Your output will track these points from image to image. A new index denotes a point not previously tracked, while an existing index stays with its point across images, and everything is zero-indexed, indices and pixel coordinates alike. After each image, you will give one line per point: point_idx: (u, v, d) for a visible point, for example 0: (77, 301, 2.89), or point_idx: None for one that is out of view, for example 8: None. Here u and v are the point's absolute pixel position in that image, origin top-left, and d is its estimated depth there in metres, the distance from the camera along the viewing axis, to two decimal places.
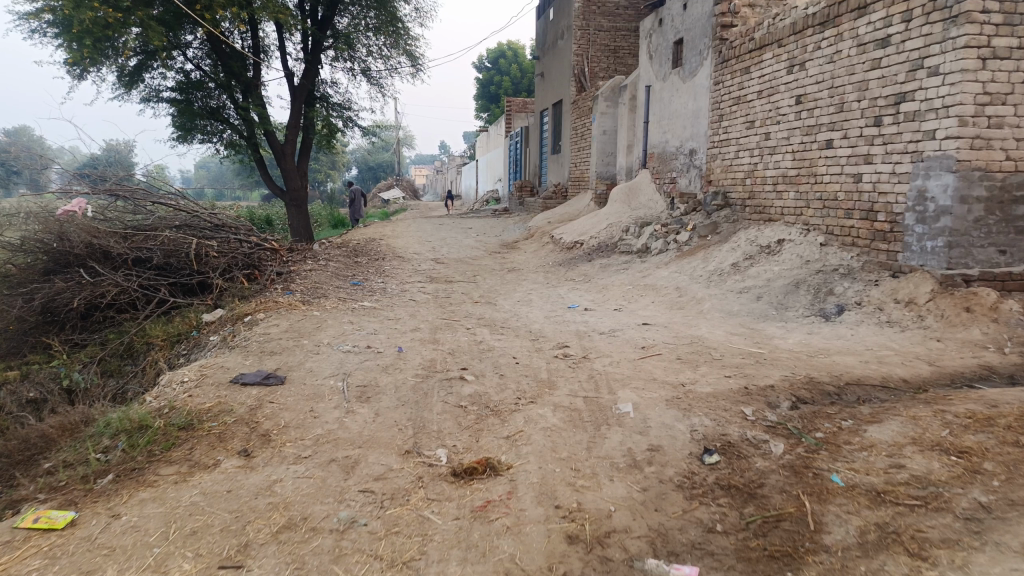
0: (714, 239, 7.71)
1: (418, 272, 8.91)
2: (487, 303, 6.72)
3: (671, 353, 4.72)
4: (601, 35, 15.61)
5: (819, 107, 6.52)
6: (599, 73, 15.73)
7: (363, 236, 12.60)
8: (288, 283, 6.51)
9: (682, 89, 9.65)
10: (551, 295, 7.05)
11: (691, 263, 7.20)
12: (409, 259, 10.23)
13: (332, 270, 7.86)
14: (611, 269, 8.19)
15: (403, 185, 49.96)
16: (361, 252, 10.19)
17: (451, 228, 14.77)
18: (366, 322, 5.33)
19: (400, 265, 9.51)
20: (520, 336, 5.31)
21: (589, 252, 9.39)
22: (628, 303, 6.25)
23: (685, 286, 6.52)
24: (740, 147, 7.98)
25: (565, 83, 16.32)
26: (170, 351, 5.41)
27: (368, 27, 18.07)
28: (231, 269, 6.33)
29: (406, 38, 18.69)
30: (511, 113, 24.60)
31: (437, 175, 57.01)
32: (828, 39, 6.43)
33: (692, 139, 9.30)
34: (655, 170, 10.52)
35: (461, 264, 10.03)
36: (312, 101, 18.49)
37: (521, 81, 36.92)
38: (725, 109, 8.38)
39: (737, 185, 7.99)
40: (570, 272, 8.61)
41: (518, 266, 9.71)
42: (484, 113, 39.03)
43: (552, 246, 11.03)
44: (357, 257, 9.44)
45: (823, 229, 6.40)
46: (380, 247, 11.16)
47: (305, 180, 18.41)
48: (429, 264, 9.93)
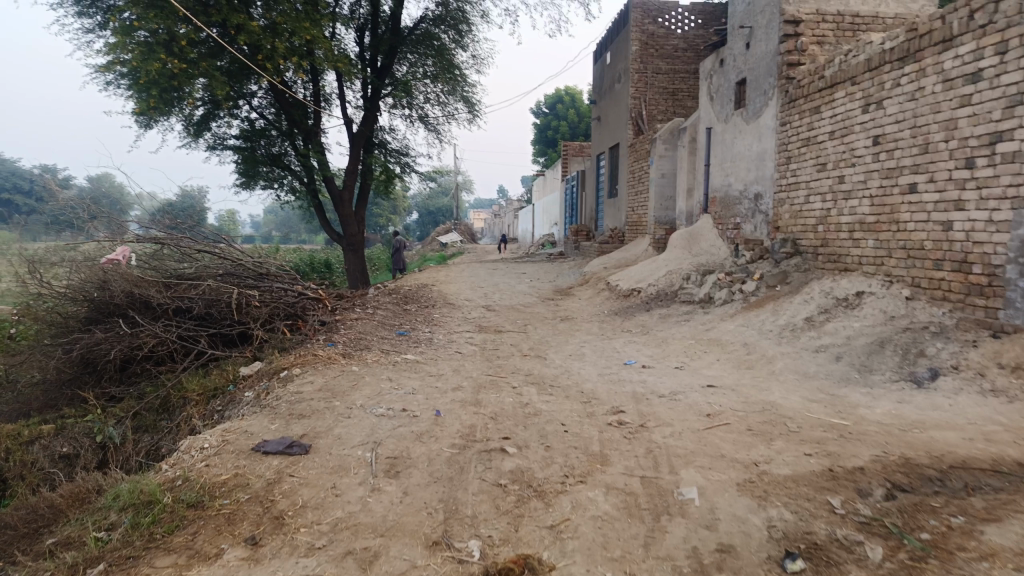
0: (784, 290, 7.15)
1: (468, 321, 8.60)
2: (537, 357, 6.32)
3: (739, 423, 4.21)
4: (660, 78, 15.33)
5: (900, 148, 5.99)
6: (657, 116, 15.40)
7: (415, 282, 12.45)
8: (330, 333, 6.28)
9: (746, 131, 9.19)
10: (606, 349, 6.61)
11: (759, 317, 6.66)
12: (460, 307, 9.96)
13: (380, 319, 7.62)
14: (670, 321, 7.70)
15: (461, 228, 50.43)
16: (411, 299, 9.97)
17: (505, 274, 14.50)
18: (406, 379, 5.00)
19: (450, 313, 9.24)
20: (570, 397, 4.88)
21: (647, 301, 8.92)
22: (690, 361, 5.76)
23: (753, 342, 5.99)
24: (811, 191, 7.45)
25: (622, 127, 16.05)
26: (205, 406, 5.19)
27: (426, 75, 18.29)
28: (272, 319, 6.13)
29: (463, 84, 18.84)
30: (568, 157, 24.48)
31: (495, 218, 57.39)
32: (908, 75, 5.93)
33: (756, 183, 8.80)
34: (718, 216, 10.03)
35: (513, 312, 9.70)
36: (371, 147, 18.73)
37: (578, 126, 36.98)
38: (793, 151, 7.89)
39: (808, 232, 7.44)
40: (627, 323, 8.16)
41: (572, 315, 9.31)
42: (542, 157, 39.20)
43: (608, 293, 10.59)
44: (407, 305, 9.22)
45: (908, 281, 5.80)
46: (431, 293, 10.95)
47: (362, 225, 18.53)
48: (480, 312, 9.63)
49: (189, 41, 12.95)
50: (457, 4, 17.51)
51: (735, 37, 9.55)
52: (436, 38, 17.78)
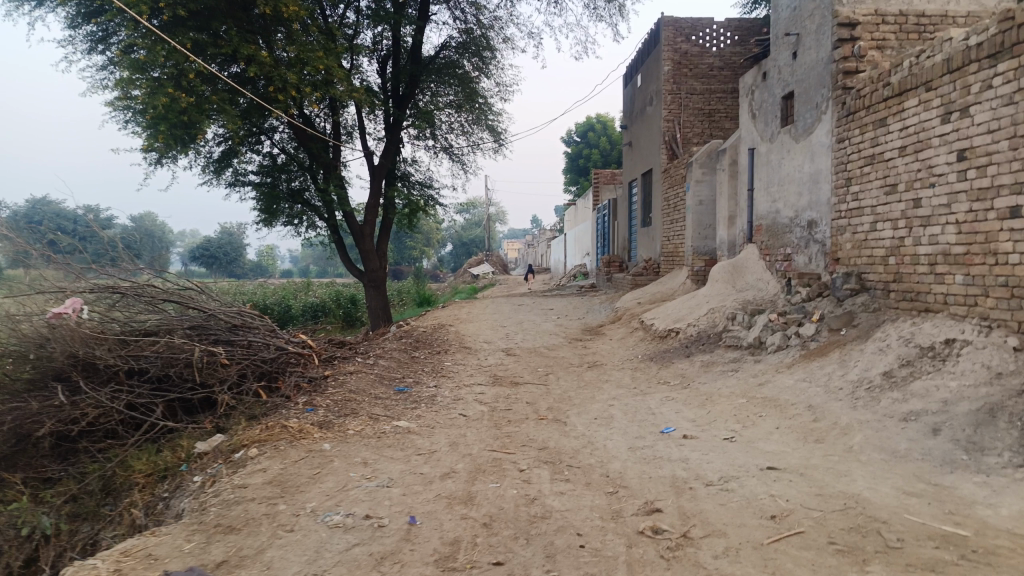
0: (851, 334, 6.03)
1: (481, 370, 7.61)
2: (554, 422, 5.28)
3: (816, 532, 3.12)
4: (694, 99, 14.34)
5: (995, 163, 4.90)
6: (692, 139, 14.38)
7: (432, 322, 11.59)
8: (312, 396, 5.40)
9: (794, 150, 8.15)
10: (638, 408, 5.57)
11: (823, 368, 5.55)
12: (477, 351, 9.01)
13: (380, 373, 6.70)
14: (714, 370, 6.62)
15: (493, 259, 49.71)
16: (424, 343, 9.06)
17: (531, 310, 13.54)
18: (386, 462, 4.01)
19: (465, 359, 8.28)
20: (590, 485, 3.84)
21: (686, 345, 7.85)
22: (741, 429, 4.69)
23: (819, 404, 4.88)
24: (878, 216, 6.36)
25: (655, 152, 15.07)
26: (151, 491, 4.30)
27: (449, 105, 17.62)
28: (243, 380, 5.29)
29: (488, 112, 18.11)
30: (600, 186, 23.60)
31: (529, 249, 56.60)
32: (1002, 75, 4.86)
33: (810, 208, 7.72)
34: (764, 246, 8.95)
35: (536, 357, 8.73)
36: (392, 179, 18.07)
37: (610, 153, 36.07)
38: (854, 172, 6.82)
39: (876, 264, 6.33)
40: (663, 372, 7.10)
41: (601, 360, 8.28)
42: (574, 186, 38.38)
43: (642, 333, 9.54)
44: (416, 351, 8.30)
45: (1012, 327, 4.65)
46: (446, 336, 10.05)
47: (384, 260, 17.76)
48: (499, 357, 8.67)
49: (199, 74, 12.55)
50: (480, 31, 16.89)
51: (780, 47, 8.56)
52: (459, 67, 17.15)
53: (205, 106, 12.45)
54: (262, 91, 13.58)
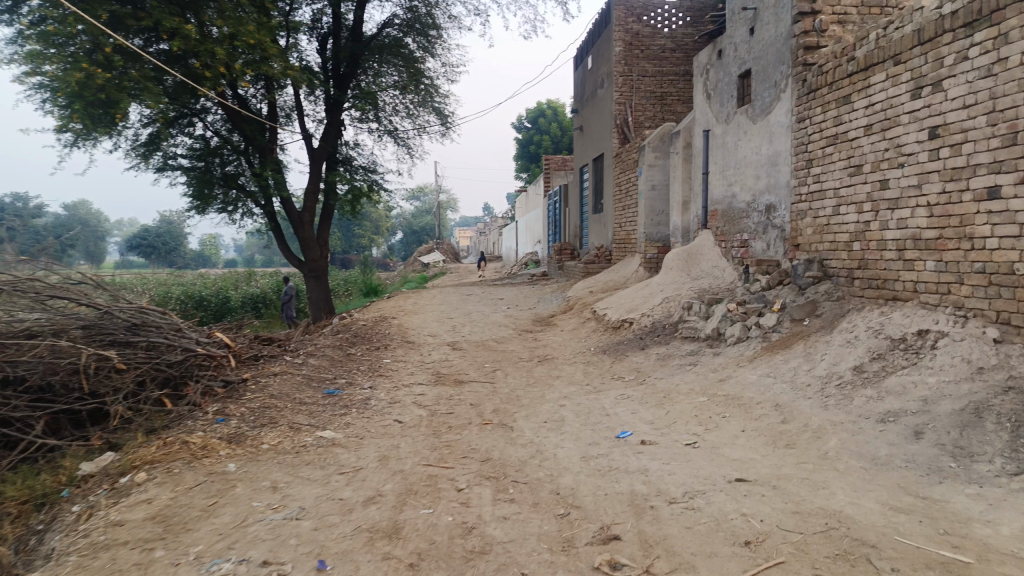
0: (815, 325, 5.66)
1: (423, 368, 7.02)
2: (500, 428, 4.75)
3: (800, 563, 2.67)
4: (645, 81, 13.95)
5: (971, 139, 4.54)
6: (644, 123, 14.01)
7: (373, 314, 10.95)
8: (224, 406, 4.77)
9: (751, 131, 7.77)
10: (590, 410, 5.09)
11: (789, 361, 5.15)
12: (420, 346, 8.43)
13: (309, 373, 6.08)
14: (672, 364, 6.18)
15: (443, 248, 48.92)
16: (363, 338, 8.41)
17: (479, 300, 12.99)
18: (299, 485, 3.42)
19: (405, 356, 7.67)
20: (538, 507, 3.32)
21: (641, 336, 7.42)
22: (705, 432, 4.24)
23: (787, 403, 4.47)
24: (842, 199, 6.00)
25: (606, 136, 14.64)
26: (26, 521, 3.57)
27: (394, 87, 16.88)
28: (142, 390, 4.63)
29: (434, 95, 17.42)
30: (550, 172, 23.20)
31: (480, 237, 55.98)
32: (979, 45, 4.49)
33: (768, 192, 7.35)
34: (720, 232, 8.60)
35: (483, 351, 8.19)
36: (334, 164, 17.24)
37: (561, 140, 35.67)
38: (816, 153, 6.45)
39: (840, 250, 5.97)
40: (618, 366, 6.64)
41: (552, 353, 7.79)
42: (524, 173, 37.89)
43: (594, 324, 9.09)
44: (353, 348, 7.68)
45: (990, 317, 4.31)
46: (388, 329, 9.44)
47: (326, 249, 16.94)
48: (444, 352, 8.08)
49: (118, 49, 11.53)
50: (425, 9, 16.18)
51: (736, 23, 8.16)
52: (403, 46, 16.42)
53: (124, 82, 11.44)
54: (189, 71, 12.55)
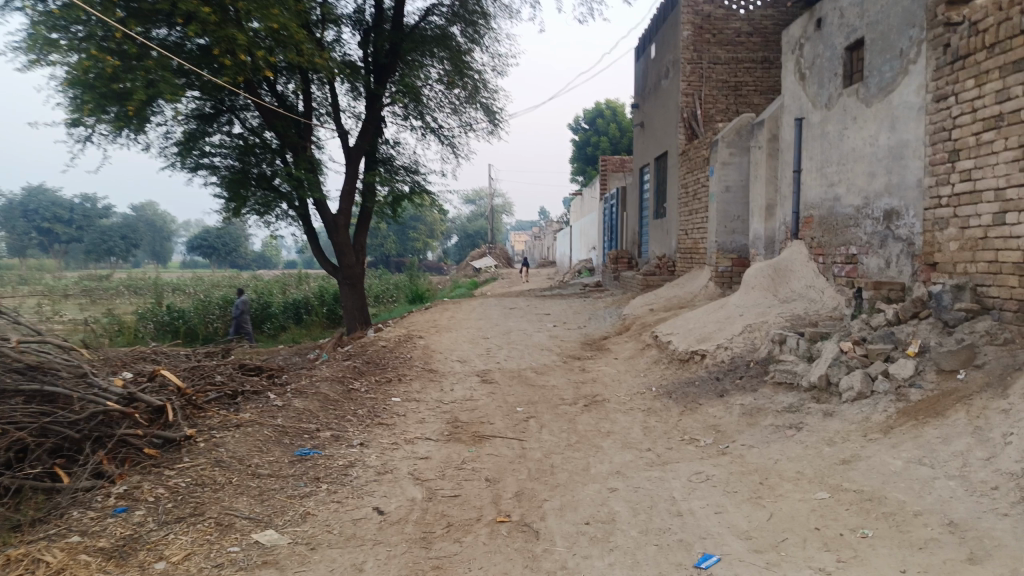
0: (980, 380, 3.96)
1: (438, 412, 5.58)
2: (518, 531, 3.26)
3: None
4: (718, 69, 12.25)
5: None
6: (715, 116, 12.31)
7: (401, 332, 9.64)
8: (138, 482, 3.49)
9: (863, 117, 6.09)
10: (653, 500, 3.55)
11: (950, 439, 3.50)
12: (444, 376, 7.06)
13: (288, 423, 4.73)
14: (764, 426, 4.58)
15: (495, 253, 47.80)
16: (378, 367, 7.04)
17: (524, 315, 11.53)
18: None
19: (422, 392, 6.28)
20: None
21: (718, 378, 5.83)
22: (838, 570, 2.66)
23: (967, 523, 2.84)
24: (1009, 204, 4.29)
25: (671, 132, 13.01)
26: None
27: (438, 81, 15.63)
28: (24, 458, 3.41)
29: (482, 89, 16.08)
30: (608, 174, 21.80)
31: (534, 243, 54.71)
32: None
33: (891, 194, 5.64)
34: (816, 244, 6.94)
35: (517, 386, 6.72)
36: (373, 163, 16.06)
37: (620, 140, 33.88)
38: (967, 139, 4.74)
39: (1009, 274, 4.25)
40: (687, 421, 5.07)
41: (601, 393, 6.28)
42: (580, 176, 36.39)
43: (655, 352, 7.52)
44: (359, 380, 6.33)
45: None
46: (411, 352, 8.10)
47: (362, 255, 15.69)
48: (470, 387, 6.65)
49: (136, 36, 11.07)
50: None
51: None
52: (449, 37, 15.15)
53: (139, 71, 10.86)
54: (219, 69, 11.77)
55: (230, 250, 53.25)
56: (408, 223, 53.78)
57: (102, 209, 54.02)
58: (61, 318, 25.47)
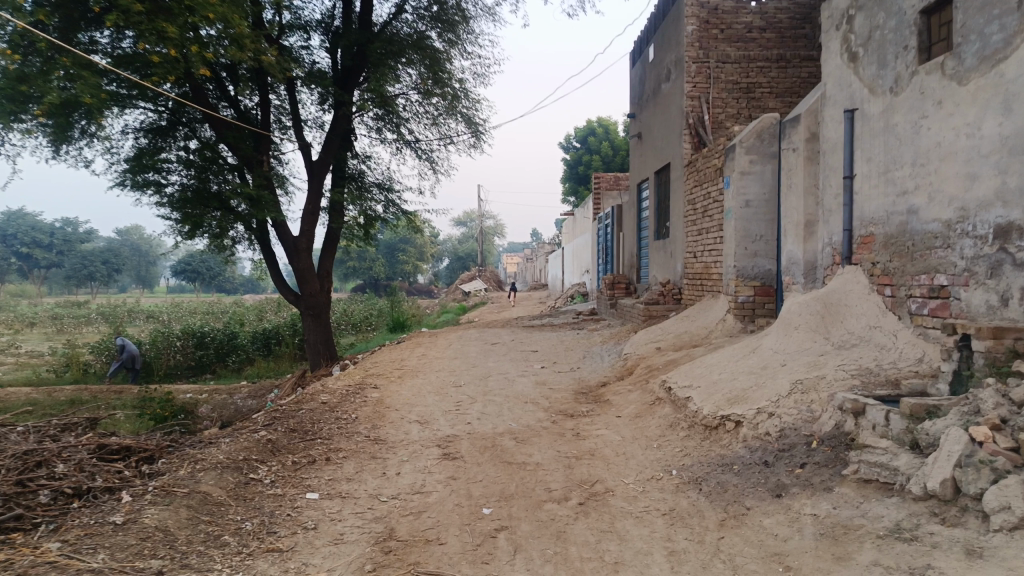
0: None
1: (367, 520, 3.86)
2: None
3: None
4: (727, 68, 10.70)
5: None
6: (726, 122, 10.71)
7: (357, 377, 7.95)
8: None
9: (957, 101, 4.50)
10: None
11: None
12: (393, 447, 5.38)
13: (115, 565, 3.02)
14: (863, 566, 2.89)
15: (486, 276, 46.23)
16: (303, 438, 5.28)
17: (508, 353, 9.84)
18: None
19: (357, 476, 4.60)
20: None
21: (767, 466, 4.14)
22: None
23: None
24: None
25: (674, 141, 11.40)
26: None
27: (413, 88, 14.07)
28: None
29: (462, 97, 14.47)
30: (601, 193, 20.30)
31: (526, 265, 53.20)
32: None
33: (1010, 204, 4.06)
34: (881, 271, 5.31)
35: (488, 464, 5.02)
36: (341, 180, 14.40)
37: (613, 159, 32.68)
38: None
39: None
40: (734, 543, 3.38)
41: (602, 478, 4.60)
42: (572, 196, 34.92)
43: (670, 411, 5.85)
44: (267, 460, 4.63)
45: None
46: (358, 408, 6.43)
47: (327, 281, 13.93)
48: (423, 466, 4.91)
49: (53, 30, 9.52)
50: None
51: None
52: (424, 39, 13.59)
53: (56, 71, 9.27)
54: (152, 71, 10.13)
55: (214, 275, 51.54)
56: (397, 245, 52.23)
57: (84, 232, 52.37)
58: (16, 350, 23.57)
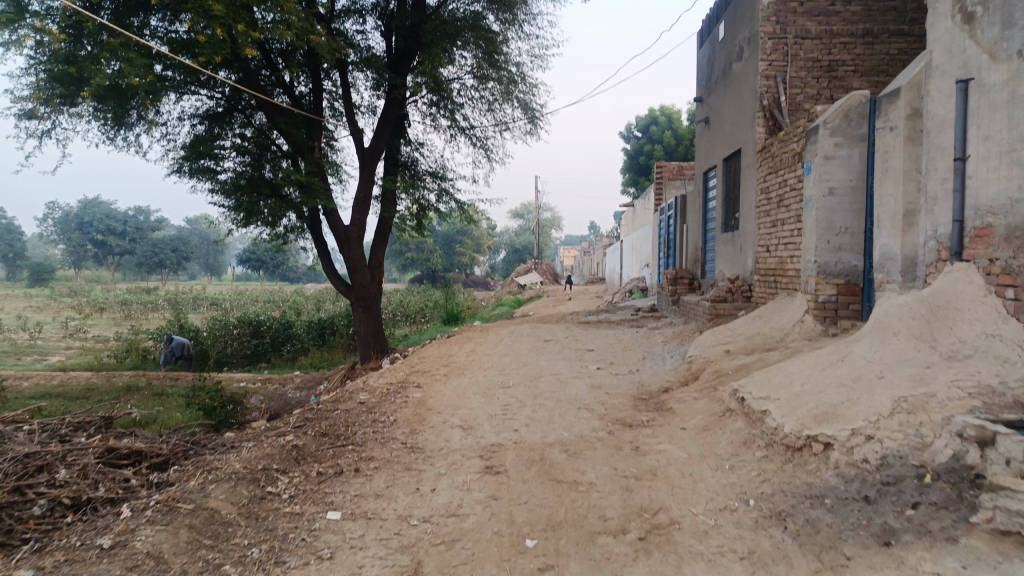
0: None
1: (391, 550, 3.35)
2: None
3: None
4: (807, 45, 9.80)
5: None
6: (805, 104, 9.82)
7: (402, 375, 7.51)
8: None
9: None
10: None
11: None
12: (432, 456, 4.88)
13: None
14: None
15: (543, 268, 45.63)
16: (333, 444, 4.83)
17: (562, 351, 9.27)
18: None
19: (388, 491, 4.11)
20: None
21: (867, 503, 3.46)
22: None
23: None
24: None
25: (746, 125, 10.56)
26: None
27: (468, 72, 13.56)
28: None
29: (519, 81, 13.88)
30: (664, 182, 19.42)
31: (584, 257, 52.36)
32: None
33: None
34: (1002, 269, 4.50)
35: (535, 480, 4.47)
36: (395, 168, 14.02)
37: (676, 149, 31.58)
38: None
39: None
40: None
41: (666, 506, 3.99)
42: (632, 187, 33.95)
43: (744, 425, 5.17)
44: (289, 470, 4.20)
45: None
46: (399, 409, 5.97)
47: (378, 272, 13.60)
48: (462, 481, 4.38)
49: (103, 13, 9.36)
50: None
51: None
52: (480, 21, 13.06)
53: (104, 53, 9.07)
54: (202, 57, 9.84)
55: (276, 264, 52.53)
56: (454, 236, 52.13)
57: (154, 221, 54.10)
58: (84, 335, 24.24)
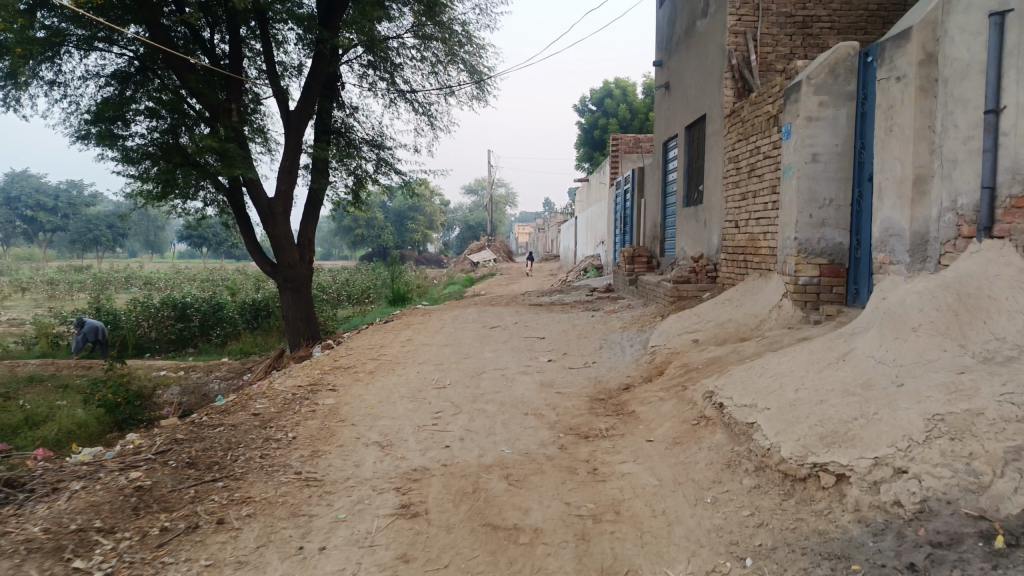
0: None
1: None
2: None
3: None
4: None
5: None
6: (776, 63, 8.85)
7: (316, 374, 6.34)
8: None
9: None
10: None
11: None
12: (330, 490, 3.78)
13: None
14: None
15: (495, 245, 44.49)
16: (197, 480, 3.68)
17: (509, 339, 8.20)
18: None
19: (258, 554, 3.02)
20: None
21: None
22: None
23: None
24: None
25: (712, 87, 9.56)
26: None
27: (408, 30, 12.25)
28: None
29: (465, 41, 12.62)
30: (620, 155, 18.43)
31: (538, 234, 51.36)
32: None
33: None
34: None
35: (464, 525, 3.41)
36: (327, 134, 12.66)
37: (631, 123, 30.64)
38: None
39: None
40: None
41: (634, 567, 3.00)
42: (587, 162, 32.97)
43: (722, 440, 4.20)
44: (121, 527, 3.06)
45: None
46: (301, 422, 4.84)
47: (308, 251, 12.34)
48: (365, 533, 3.30)
49: None
50: None
51: None
52: None
53: None
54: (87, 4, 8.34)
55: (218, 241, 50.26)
56: (405, 213, 50.52)
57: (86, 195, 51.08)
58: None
